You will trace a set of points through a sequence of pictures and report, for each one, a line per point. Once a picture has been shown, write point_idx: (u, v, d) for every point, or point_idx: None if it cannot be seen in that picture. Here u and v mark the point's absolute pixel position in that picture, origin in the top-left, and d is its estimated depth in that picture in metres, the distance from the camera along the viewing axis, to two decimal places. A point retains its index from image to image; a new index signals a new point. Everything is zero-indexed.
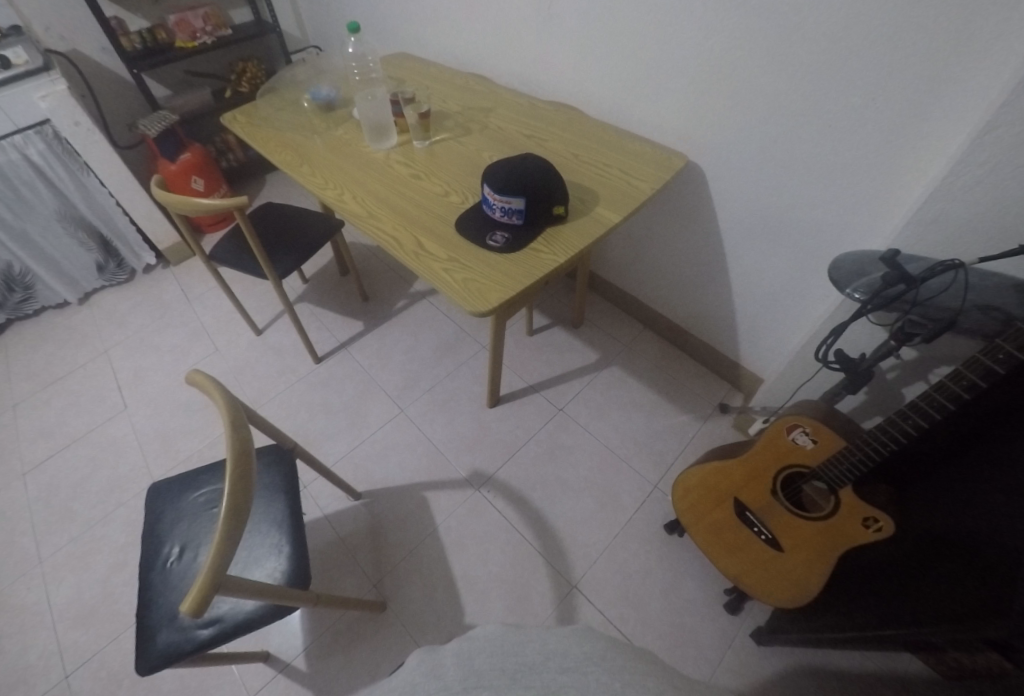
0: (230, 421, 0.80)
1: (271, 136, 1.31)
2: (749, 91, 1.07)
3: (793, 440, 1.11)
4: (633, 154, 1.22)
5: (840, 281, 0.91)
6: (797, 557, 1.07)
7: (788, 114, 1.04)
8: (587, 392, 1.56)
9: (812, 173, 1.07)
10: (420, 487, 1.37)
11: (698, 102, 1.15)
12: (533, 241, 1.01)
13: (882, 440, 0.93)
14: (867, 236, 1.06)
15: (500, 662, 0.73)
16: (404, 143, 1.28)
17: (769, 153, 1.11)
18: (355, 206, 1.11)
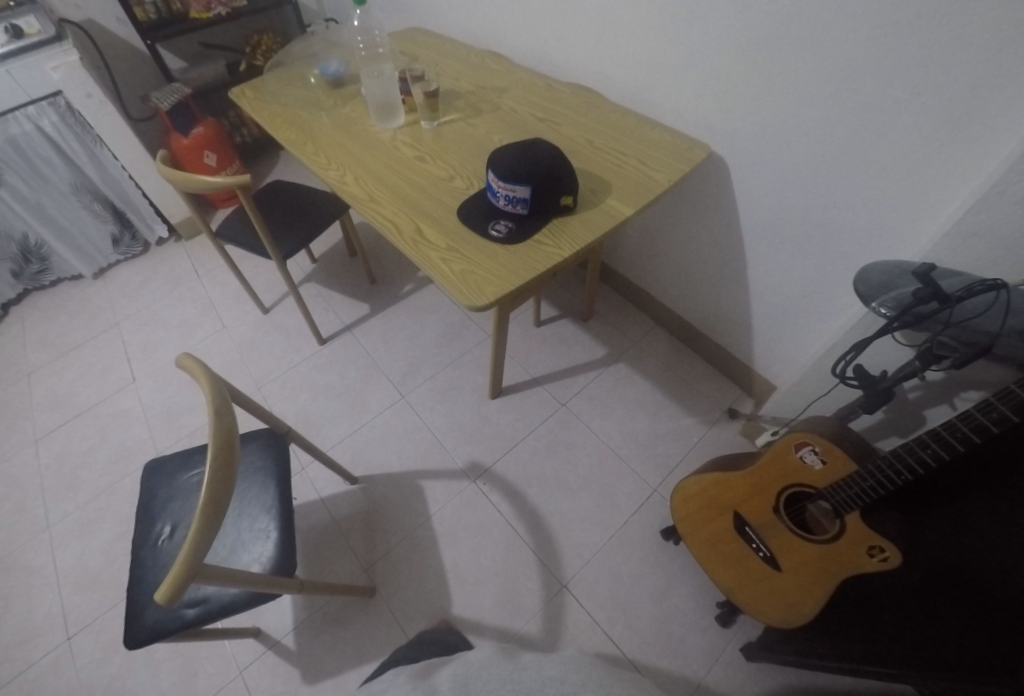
0: (212, 405, 0.75)
1: (278, 114, 1.27)
2: (786, 78, 0.98)
3: (801, 458, 1.05)
4: (652, 141, 1.14)
5: (864, 294, 0.84)
6: (797, 578, 1.02)
7: (827, 109, 0.95)
8: (593, 388, 1.51)
9: (846, 170, 0.98)
10: (416, 475, 1.36)
11: (725, 90, 1.07)
12: (537, 232, 0.94)
13: (897, 466, 0.87)
14: (901, 244, 0.98)
15: (498, 687, 0.72)
16: (412, 123, 1.24)
17: (800, 149, 1.03)
18: (355, 189, 1.07)
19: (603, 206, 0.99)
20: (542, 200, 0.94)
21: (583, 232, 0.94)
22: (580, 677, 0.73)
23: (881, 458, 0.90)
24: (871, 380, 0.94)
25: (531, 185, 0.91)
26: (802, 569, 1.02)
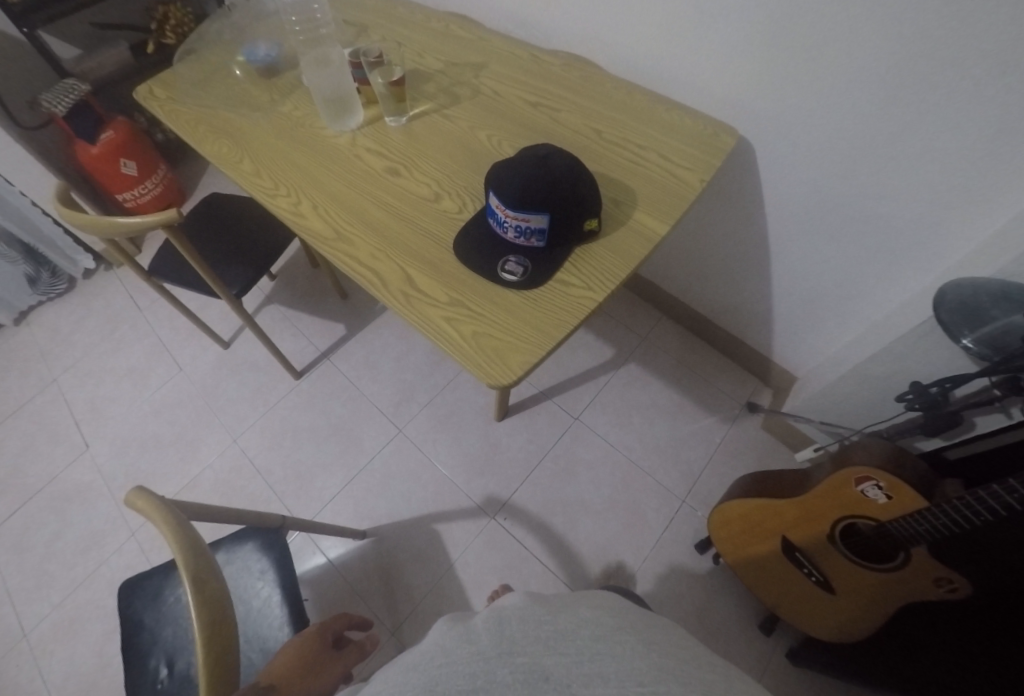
0: (188, 574, 0.60)
1: (201, 119, 1.02)
2: (838, 42, 0.78)
3: (862, 491, 0.89)
4: (666, 127, 0.95)
5: (950, 325, 0.71)
6: (852, 601, 0.96)
7: (892, 84, 0.77)
8: (605, 396, 1.38)
9: (903, 154, 0.82)
10: (430, 519, 1.24)
11: (755, 60, 0.88)
12: (559, 268, 0.77)
13: (978, 511, 0.73)
14: (967, 237, 0.83)
15: (536, 631, 0.56)
16: (374, 121, 0.98)
17: (852, 129, 0.85)
18: (320, 224, 0.85)
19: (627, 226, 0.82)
20: (560, 228, 0.76)
21: (612, 264, 0.78)
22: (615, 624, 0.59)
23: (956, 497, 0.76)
24: (932, 404, 0.84)
25: (548, 209, 0.73)
26: (861, 597, 0.95)
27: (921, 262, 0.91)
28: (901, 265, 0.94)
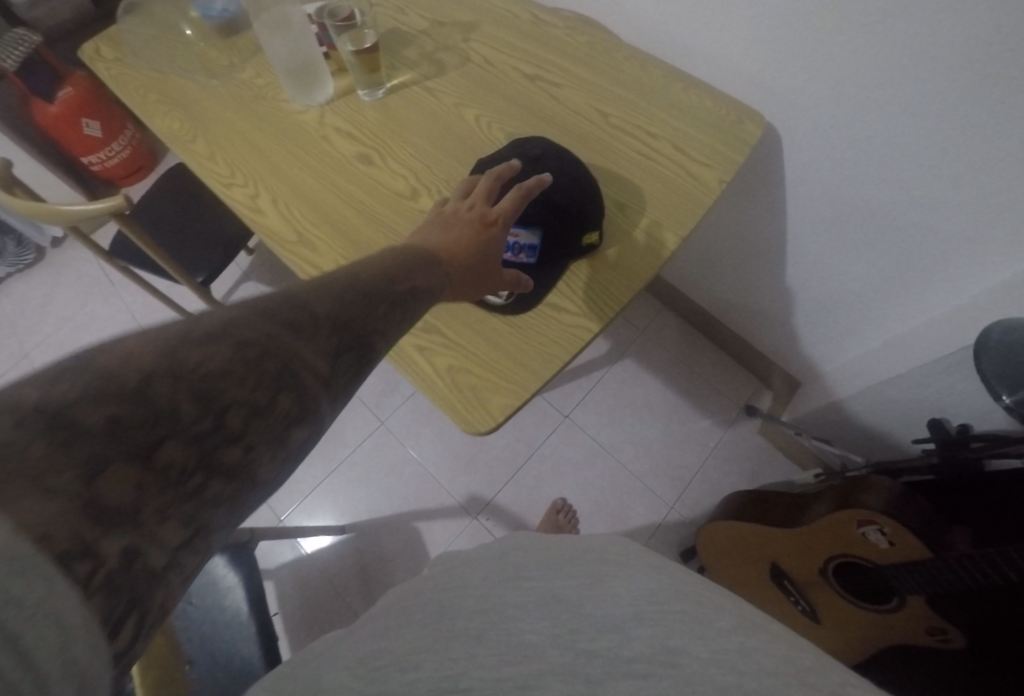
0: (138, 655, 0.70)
1: (151, 89, 0.90)
2: (891, 21, 0.64)
3: (863, 532, 0.82)
4: (681, 112, 0.82)
5: (986, 369, 0.65)
6: (837, 632, 0.94)
7: (962, 76, 0.62)
8: (598, 393, 1.31)
9: (951, 161, 0.69)
10: (410, 517, 1.21)
11: (794, 33, 0.73)
12: (550, 291, 0.69)
13: (986, 572, 0.67)
14: (1007, 259, 0.72)
15: (551, 560, 0.51)
16: (346, 93, 0.86)
17: (901, 126, 0.71)
18: (278, 222, 0.75)
19: (632, 239, 0.73)
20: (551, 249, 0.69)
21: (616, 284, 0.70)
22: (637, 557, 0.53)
23: (956, 555, 0.71)
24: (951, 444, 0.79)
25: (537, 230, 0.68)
26: (845, 631, 0.93)
27: (956, 282, 0.80)
28: (929, 280, 0.83)
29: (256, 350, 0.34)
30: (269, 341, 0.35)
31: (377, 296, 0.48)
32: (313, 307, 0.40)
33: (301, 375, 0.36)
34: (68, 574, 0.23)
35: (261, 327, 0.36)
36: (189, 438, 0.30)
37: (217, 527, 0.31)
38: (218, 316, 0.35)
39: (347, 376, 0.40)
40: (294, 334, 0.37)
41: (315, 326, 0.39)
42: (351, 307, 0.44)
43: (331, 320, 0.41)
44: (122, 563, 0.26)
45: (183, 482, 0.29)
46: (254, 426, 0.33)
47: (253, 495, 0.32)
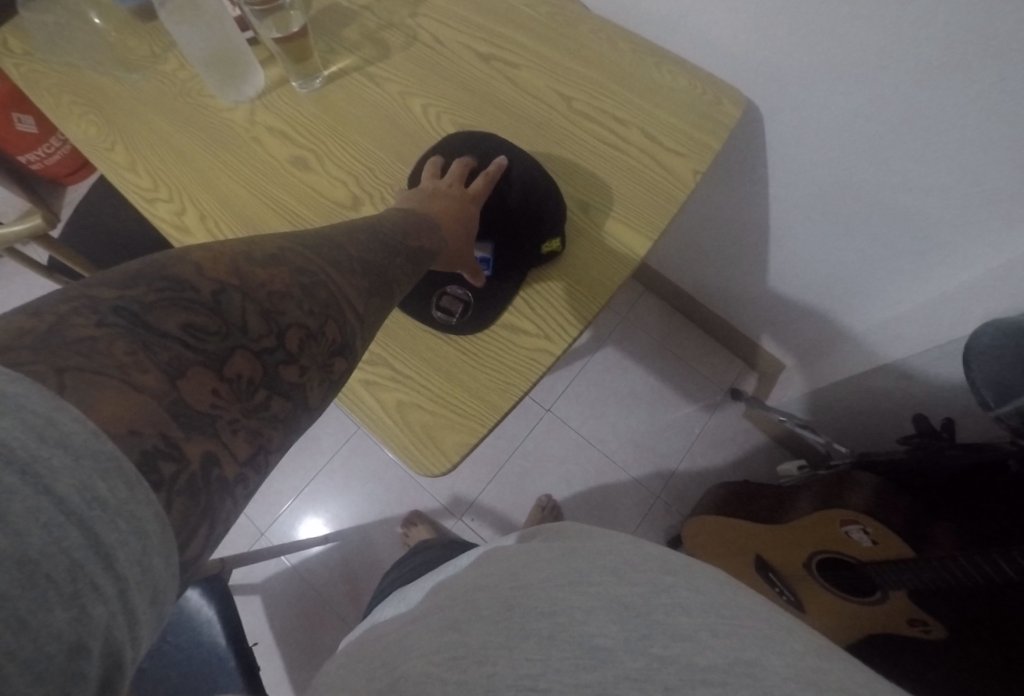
0: None
1: (64, 87, 0.81)
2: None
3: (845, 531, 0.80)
4: (651, 91, 0.73)
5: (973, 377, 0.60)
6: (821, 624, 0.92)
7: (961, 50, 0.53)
8: (580, 385, 1.26)
9: (946, 137, 0.61)
10: (392, 521, 1.19)
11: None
12: (508, 310, 0.64)
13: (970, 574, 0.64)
14: (1000, 249, 0.65)
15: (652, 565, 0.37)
16: (278, 85, 0.77)
17: (892, 104, 0.63)
18: (210, 244, 0.69)
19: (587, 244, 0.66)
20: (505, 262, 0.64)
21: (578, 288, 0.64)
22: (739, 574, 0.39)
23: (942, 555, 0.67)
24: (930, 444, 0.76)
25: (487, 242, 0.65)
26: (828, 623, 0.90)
27: (945, 270, 0.73)
28: (920, 265, 0.76)
29: (306, 294, 0.36)
30: (312, 288, 0.36)
31: (398, 254, 0.48)
32: (345, 256, 0.42)
33: (337, 316, 0.37)
34: (176, 464, 0.25)
35: (309, 273, 0.37)
36: (254, 357, 0.31)
37: (282, 441, 0.32)
38: (274, 254, 0.36)
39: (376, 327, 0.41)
40: (333, 280, 0.38)
41: (348, 272, 0.40)
42: (380, 259, 0.45)
43: (361, 267, 0.42)
44: (204, 464, 0.27)
45: (251, 394, 0.31)
46: (306, 349, 0.34)
47: (303, 416, 0.34)
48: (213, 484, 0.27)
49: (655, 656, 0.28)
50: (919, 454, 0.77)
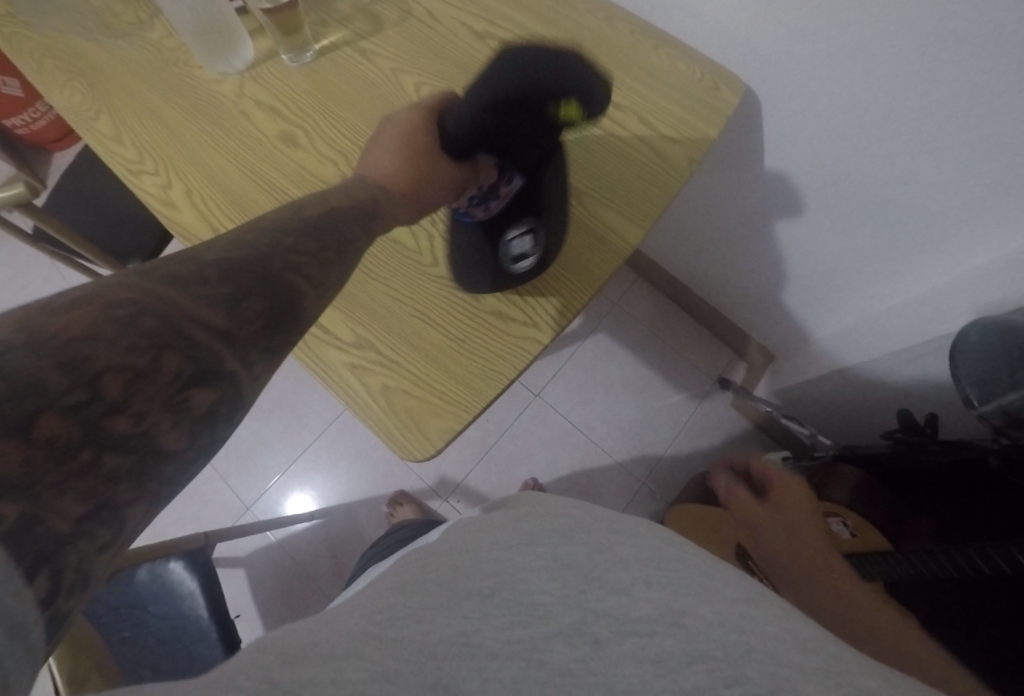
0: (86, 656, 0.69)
1: (47, 52, 0.79)
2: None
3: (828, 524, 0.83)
4: (651, 75, 0.72)
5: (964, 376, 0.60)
6: None
7: (954, 40, 0.52)
8: (569, 371, 1.26)
9: (942, 125, 0.59)
10: (378, 500, 1.20)
11: None
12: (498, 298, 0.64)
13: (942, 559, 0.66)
14: (993, 245, 0.64)
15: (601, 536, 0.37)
16: (268, 59, 0.75)
17: (885, 97, 0.62)
18: (194, 219, 0.68)
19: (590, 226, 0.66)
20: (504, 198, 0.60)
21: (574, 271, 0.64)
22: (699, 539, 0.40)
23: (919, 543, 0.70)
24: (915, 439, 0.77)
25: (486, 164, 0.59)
26: None
27: (934, 266, 0.73)
28: (918, 259, 0.74)
29: (174, 319, 0.31)
30: (186, 311, 0.31)
31: (298, 237, 0.42)
32: (216, 262, 0.35)
33: (226, 327, 0.33)
34: (71, 552, 0.24)
35: (178, 295, 0.32)
36: (131, 414, 0.28)
37: (182, 483, 0.30)
38: (123, 283, 0.30)
39: (293, 320, 0.37)
40: (205, 294, 0.33)
41: (229, 274, 0.35)
42: (287, 249, 0.40)
43: (244, 262, 0.37)
44: (27, 528, 0.22)
45: (72, 455, 0.25)
46: (134, 390, 0.28)
47: (153, 464, 0.28)
48: (111, 562, 0.26)
49: (589, 610, 0.28)
50: (903, 449, 0.78)
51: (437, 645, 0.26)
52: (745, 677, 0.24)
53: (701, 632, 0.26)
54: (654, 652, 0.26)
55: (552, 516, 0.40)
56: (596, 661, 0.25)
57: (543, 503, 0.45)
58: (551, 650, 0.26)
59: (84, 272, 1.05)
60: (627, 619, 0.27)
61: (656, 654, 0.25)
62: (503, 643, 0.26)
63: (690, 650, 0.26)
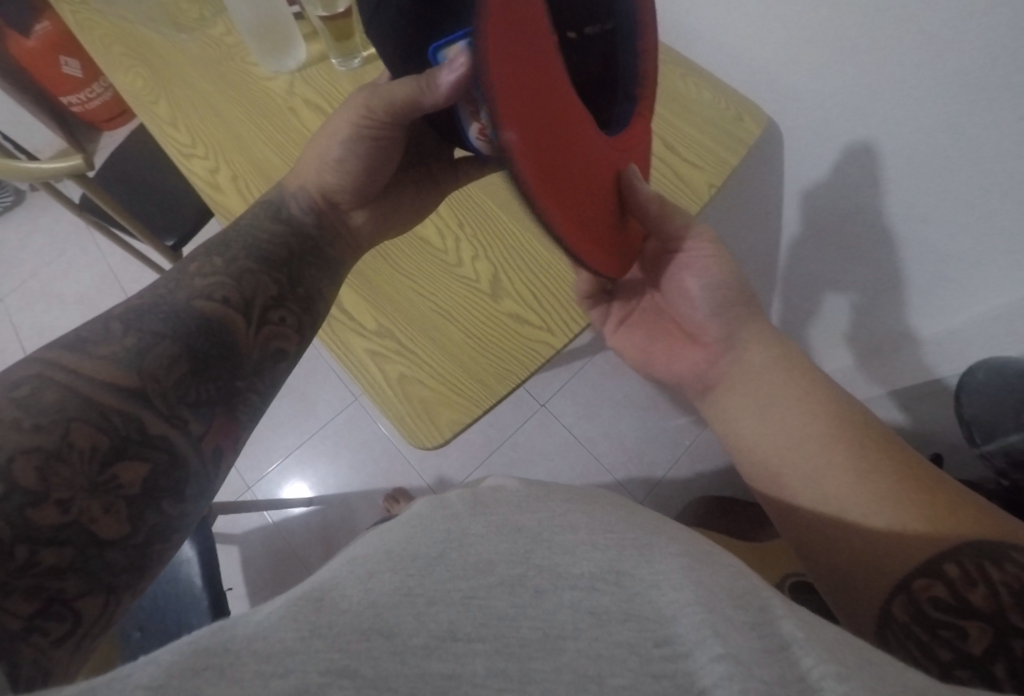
0: None
1: (115, 38, 0.85)
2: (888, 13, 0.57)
3: None
4: (679, 109, 0.77)
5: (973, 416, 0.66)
6: None
7: (955, 93, 0.56)
8: (576, 384, 1.29)
9: (923, 175, 0.64)
10: (377, 492, 1.23)
11: (793, 27, 0.66)
12: (517, 302, 0.67)
13: None
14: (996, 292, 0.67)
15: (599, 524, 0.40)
16: (320, 61, 0.81)
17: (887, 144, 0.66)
18: (237, 204, 0.73)
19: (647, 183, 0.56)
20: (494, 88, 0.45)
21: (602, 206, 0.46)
22: (688, 537, 0.43)
23: None
24: None
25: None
26: None
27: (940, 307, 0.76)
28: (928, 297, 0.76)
29: (92, 404, 0.38)
30: (102, 393, 0.39)
31: (204, 265, 0.51)
32: (121, 323, 0.44)
33: (141, 386, 0.41)
34: (24, 646, 0.31)
35: (94, 375, 0.39)
36: (58, 505, 0.34)
37: (141, 571, 0.38)
38: (38, 378, 0.38)
39: (218, 356, 0.46)
40: (110, 371, 0.40)
41: (142, 333, 0.43)
42: (199, 281, 0.49)
43: (147, 312, 0.45)
44: None
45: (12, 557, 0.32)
46: (64, 487, 0.35)
47: (102, 549, 0.36)
48: (77, 639, 0.34)
49: (533, 567, 0.33)
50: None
51: (379, 597, 0.30)
52: (673, 632, 0.27)
53: (638, 589, 0.30)
54: (590, 606, 0.30)
55: (524, 509, 0.44)
56: (530, 604, 0.30)
57: (518, 492, 0.49)
58: (492, 596, 0.30)
59: (122, 245, 1.11)
60: (569, 576, 0.32)
61: (591, 607, 0.30)
62: (445, 592, 0.31)
63: (624, 603, 0.29)
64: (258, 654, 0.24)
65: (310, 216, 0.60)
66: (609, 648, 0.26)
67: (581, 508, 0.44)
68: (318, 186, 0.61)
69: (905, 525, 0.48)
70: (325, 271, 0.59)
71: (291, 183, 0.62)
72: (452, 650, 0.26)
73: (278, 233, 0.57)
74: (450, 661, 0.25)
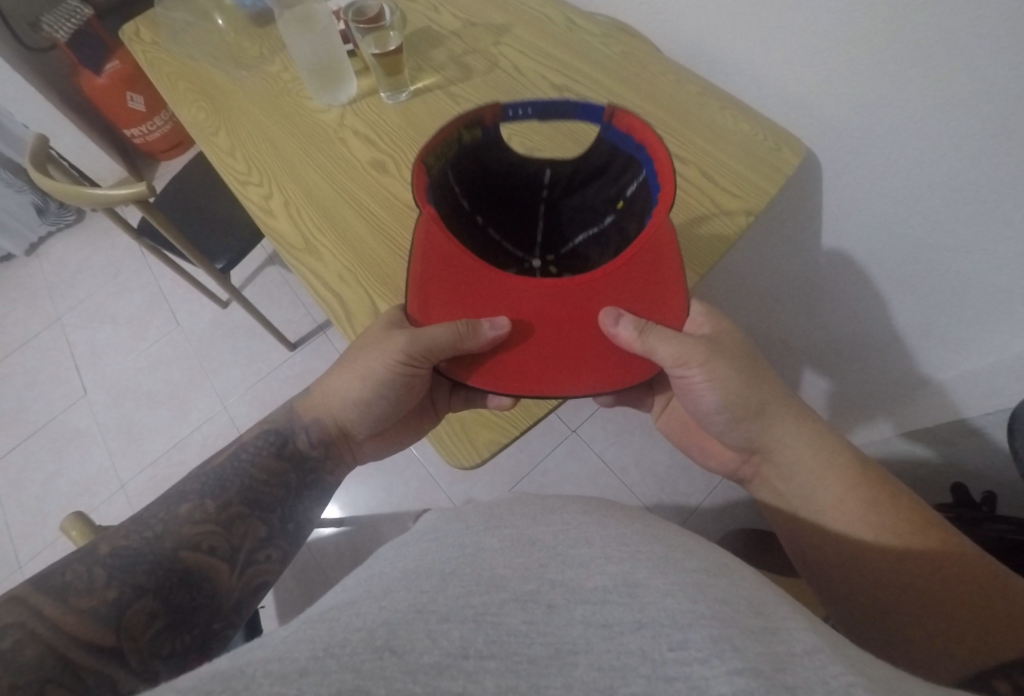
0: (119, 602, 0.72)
1: (181, 74, 0.91)
2: (936, 42, 0.56)
3: None
4: (714, 137, 0.77)
5: None
6: None
7: (997, 114, 0.56)
8: (607, 410, 1.29)
9: (961, 204, 0.65)
10: (407, 514, 1.22)
11: (825, 61, 0.68)
12: None
13: None
14: None
15: (636, 543, 0.39)
16: (369, 94, 0.85)
17: (926, 167, 0.65)
18: (288, 228, 0.75)
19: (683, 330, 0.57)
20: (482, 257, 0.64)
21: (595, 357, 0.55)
22: (732, 561, 0.41)
23: None
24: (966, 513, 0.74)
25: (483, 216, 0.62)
26: None
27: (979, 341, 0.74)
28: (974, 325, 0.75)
29: (69, 667, 0.41)
30: (79, 652, 0.42)
31: (196, 508, 0.55)
32: (105, 571, 0.48)
33: (117, 643, 0.44)
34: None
35: (73, 634, 0.43)
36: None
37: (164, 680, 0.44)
38: (21, 633, 0.42)
39: (198, 604, 0.50)
40: (85, 611, 0.45)
41: (119, 587, 0.47)
42: (189, 528, 0.53)
43: (134, 563, 0.49)
44: None
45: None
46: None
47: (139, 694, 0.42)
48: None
49: (544, 585, 0.34)
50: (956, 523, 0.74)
51: (394, 614, 0.31)
52: (687, 639, 0.27)
53: (650, 600, 0.31)
54: (596, 622, 0.30)
55: (539, 521, 0.45)
56: (543, 622, 0.30)
57: (529, 505, 0.50)
58: (505, 613, 0.31)
59: (172, 266, 1.17)
60: (579, 590, 0.33)
61: (604, 619, 0.30)
62: (457, 608, 0.31)
63: (635, 616, 0.30)
64: (271, 678, 0.25)
65: (318, 448, 0.65)
66: (622, 657, 0.27)
67: (595, 520, 0.45)
68: (329, 415, 0.65)
69: (914, 546, 0.52)
70: (318, 495, 0.64)
71: (304, 413, 0.65)
72: (464, 668, 0.27)
73: (276, 470, 0.61)
74: (460, 679, 0.26)
